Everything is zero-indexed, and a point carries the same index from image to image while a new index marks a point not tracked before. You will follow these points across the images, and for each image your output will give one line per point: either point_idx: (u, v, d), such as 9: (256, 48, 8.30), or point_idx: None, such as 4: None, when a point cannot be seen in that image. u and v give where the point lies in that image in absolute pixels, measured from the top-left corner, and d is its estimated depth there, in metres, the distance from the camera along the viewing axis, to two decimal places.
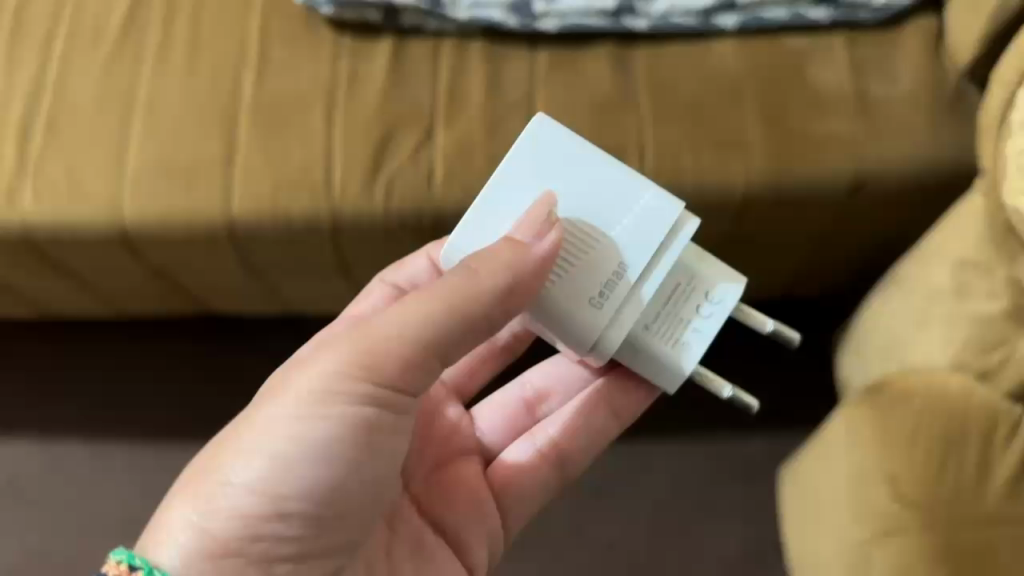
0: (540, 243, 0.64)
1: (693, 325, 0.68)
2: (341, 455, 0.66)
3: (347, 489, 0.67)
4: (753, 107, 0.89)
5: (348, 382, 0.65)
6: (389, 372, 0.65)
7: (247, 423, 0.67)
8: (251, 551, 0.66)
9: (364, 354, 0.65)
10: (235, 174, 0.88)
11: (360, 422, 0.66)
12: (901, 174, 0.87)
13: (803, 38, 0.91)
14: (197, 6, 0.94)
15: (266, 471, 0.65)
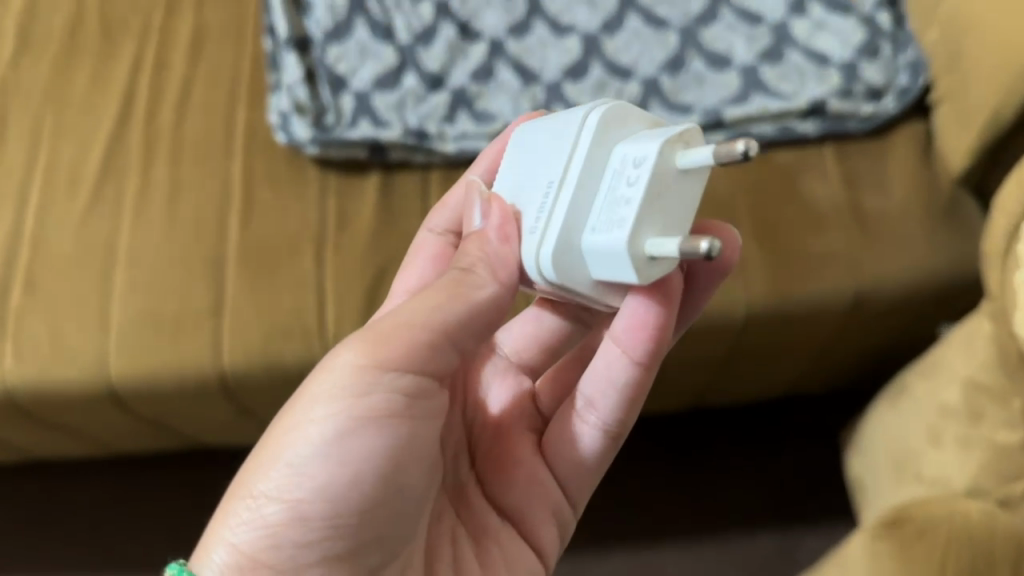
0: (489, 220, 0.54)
1: (624, 197, 0.46)
2: (372, 450, 0.54)
3: (385, 481, 0.55)
4: (747, 227, 0.87)
5: (353, 371, 0.53)
6: (395, 355, 0.53)
7: (264, 437, 0.56)
8: (291, 562, 0.54)
9: (368, 337, 0.54)
10: (226, 322, 0.85)
11: (387, 415, 0.54)
12: (901, 288, 0.86)
13: (793, 153, 0.90)
14: (177, 148, 0.92)
15: (285, 478, 0.54)
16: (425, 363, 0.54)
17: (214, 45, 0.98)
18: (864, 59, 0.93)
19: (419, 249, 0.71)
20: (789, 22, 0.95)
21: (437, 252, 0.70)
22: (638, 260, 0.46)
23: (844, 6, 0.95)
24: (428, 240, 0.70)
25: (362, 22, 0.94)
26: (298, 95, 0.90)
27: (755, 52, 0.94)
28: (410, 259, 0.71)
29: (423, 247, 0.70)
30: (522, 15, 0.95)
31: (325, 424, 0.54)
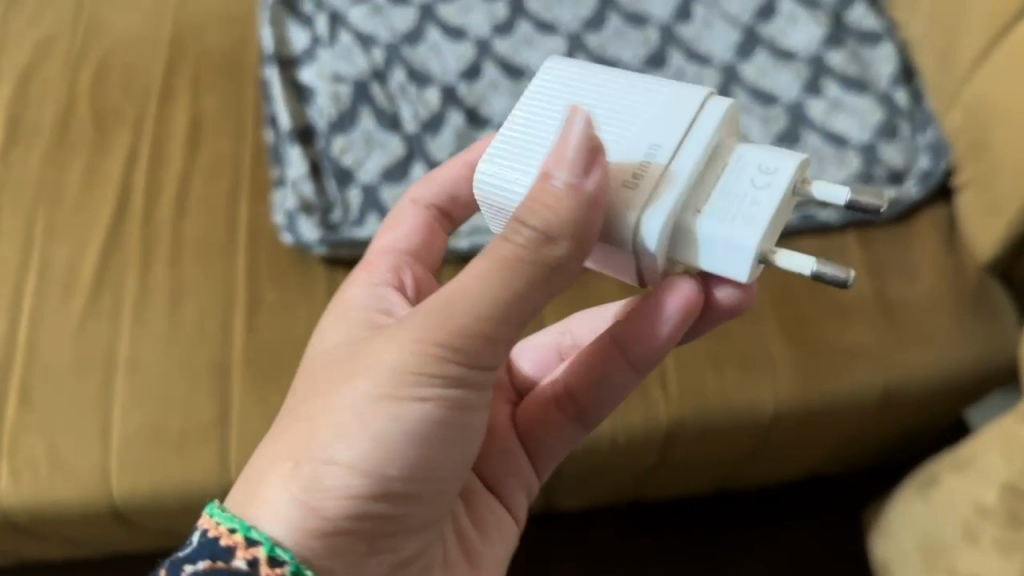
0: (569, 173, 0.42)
1: (746, 196, 0.44)
2: (446, 431, 0.50)
3: (450, 460, 0.51)
4: (771, 321, 0.84)
5: (426, 354, 0.47)
6: (475, 347, 0.47)
7: (323, 404, 0.51)
8: (360, 530, 0.50)
9: (442, 318, 0.47)
10: (232, 434, 0.81)
11: (459, 401, 0.49)
12: (933, 384, 0.83)
13: (816, 241, 0.87)
14: (177, 246, 0.88)
15: (354, 453, 0.49)
16: (498, 355, 0.48)
17: (211, 134, 0.94)
18: (882, 140, 0.90)
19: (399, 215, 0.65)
20: (804, 102, 0.93)
21: (421, 225, 0.64)
22: (755, 266, 0.43)
23: (860, 84, 0.93)
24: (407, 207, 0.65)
25: (368, 112, 0.92)
26: (304, 192, 0.88)
27: (771, 135, 0.91)
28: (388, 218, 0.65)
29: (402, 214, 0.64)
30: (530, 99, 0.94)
31: (396, 403, 0.48)
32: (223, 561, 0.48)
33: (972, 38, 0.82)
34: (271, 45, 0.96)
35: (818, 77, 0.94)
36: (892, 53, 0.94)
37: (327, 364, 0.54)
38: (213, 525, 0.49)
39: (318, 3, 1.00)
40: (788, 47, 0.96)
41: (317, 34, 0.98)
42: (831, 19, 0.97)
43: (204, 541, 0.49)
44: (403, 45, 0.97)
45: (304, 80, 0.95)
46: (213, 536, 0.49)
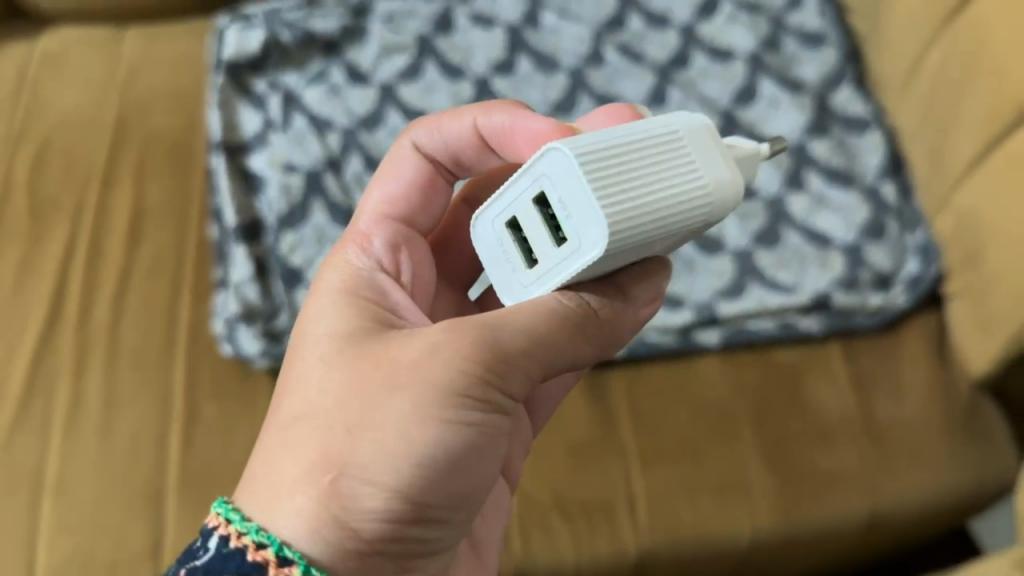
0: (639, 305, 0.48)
1: None
2: (484, 455, 0.47)
3: (484, 483, 0.48)
4: (749, 440, 0.78)
5: (478, 377, 0.44)
6: (517, 368, 0.45)
7: (356, 421, 0.45)
8: (392, 551, 0.46)
9: (495, 337, 0.44)
10: (165, 563, 0.75)
11: (497, 428, 0.46)
12: (920, 511, 0.77)
13: (795, 351, 0.81)
14: (113, 353, 0.83)
15: (394, 477, 0.44)
16: (536, 376, 0.46)
17: (156, 225, 0.89)
18: (868, 240, 0.85)
19: (400, 165, 0.59)
20: (785, 197, 0.87)
21: (422, 179, 0.58)
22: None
23: (844, 176, 0.88)
24: (408, 157, 0.58)
25: (320, 206, 0.86)
26: (248, 295, 0.81)
27: (751, 234, 0.85)
28: (383, 169, 0.59)
29: (401, 166, 0.58)
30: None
31: (442, 428, 0.44)
32: None
33: (960, 144, 0.77)
34: (218, 131, 0.90)
35: (799, 169, 0.88)
36: (879, 142, 0.89)
37: (344, 365, 0.47)
38: (238, 535, 0.45)
39: (271, 82, 0.94)
40: (768, 134, 0.91)
41: (270, 116, 0.92)
42: (814, 104, 0.92)
43: (231, 551, 0.44)
44: (361, 129, 0.91)
45: (255, 168, 0.90)
46: (240, 546, 0.45)
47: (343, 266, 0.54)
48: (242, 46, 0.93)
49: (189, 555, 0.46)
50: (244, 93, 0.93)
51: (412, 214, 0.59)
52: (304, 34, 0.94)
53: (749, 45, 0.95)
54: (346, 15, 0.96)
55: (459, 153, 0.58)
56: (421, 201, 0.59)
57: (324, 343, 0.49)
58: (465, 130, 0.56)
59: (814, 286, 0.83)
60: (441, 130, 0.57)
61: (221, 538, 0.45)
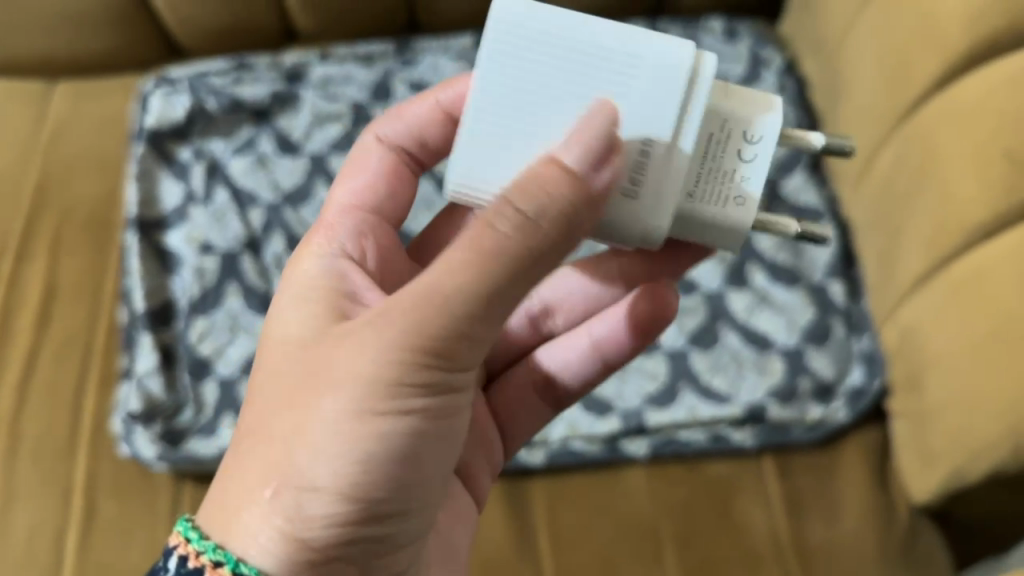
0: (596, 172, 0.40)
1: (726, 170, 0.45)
2: (432, 437, 0.43)
3: (439, 461, 0.45)
4: (674, 563, 0.72)
5: (412, 366, 0.40)
6: (455, 350, 0.41)
7: (295, 426, 0.42)
8: (353, 550, 0.44)
9: (427, 319, 0.40)
10: None
11: (443, 409, 0.43)
12: None
13: (726, 466, 0.75)
14: (12, 441, 0.78)
15: (339, 481, 0.42)
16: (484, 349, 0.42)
17: (67, 304, 0.84)
18: (811, 345, 0.79)
19: (364, 161, 0.56)
20: (726, 295, 0.82)
21: (388, 171, 0.56)
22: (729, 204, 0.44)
23: (789, 276, 0.82)
24: (372, 150, 0.56)
25: (235, 290, 0.82)
26: (150, 389, 0.77)
27: (687, 333, 0.80)
28: (348, 168, 0.56)
29: (365, 160, 0.56)
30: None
31: (381, 420, 0.41)
32: None
33: (908, 259, 0.72)
34: (134, 206, 0.85)
35: (743, 263, 0.83)
36: (833, 237, 0.84)
37: (291, 367, 0.45)
38: (196, 555, 0.43)
39: (196, 149, 0.89)
40: None
41: (192, 189, 0.87)
42: (764, 191, 0.87)
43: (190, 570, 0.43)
44: (285, 206, 0.87)
45: (172, 246, 0.85)
46: (197, 566, 0.43)
47: (305, 259, 0.51)
48: (166, 112, 0.88)
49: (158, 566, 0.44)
50: (166, 161, 0.88)
51: (382, 207, 0.56)
52: (231, 101, 0.90)
53: None
54: (279, 81, 0.92)
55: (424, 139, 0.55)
56: (389, 194, 0.56)
57: (282, 344, 0.47)
58: (429, 112, 0.55)
59: (751, 396, 0.77)
60: (404, 116, 0.55)
61: (181, 558, 0.44)
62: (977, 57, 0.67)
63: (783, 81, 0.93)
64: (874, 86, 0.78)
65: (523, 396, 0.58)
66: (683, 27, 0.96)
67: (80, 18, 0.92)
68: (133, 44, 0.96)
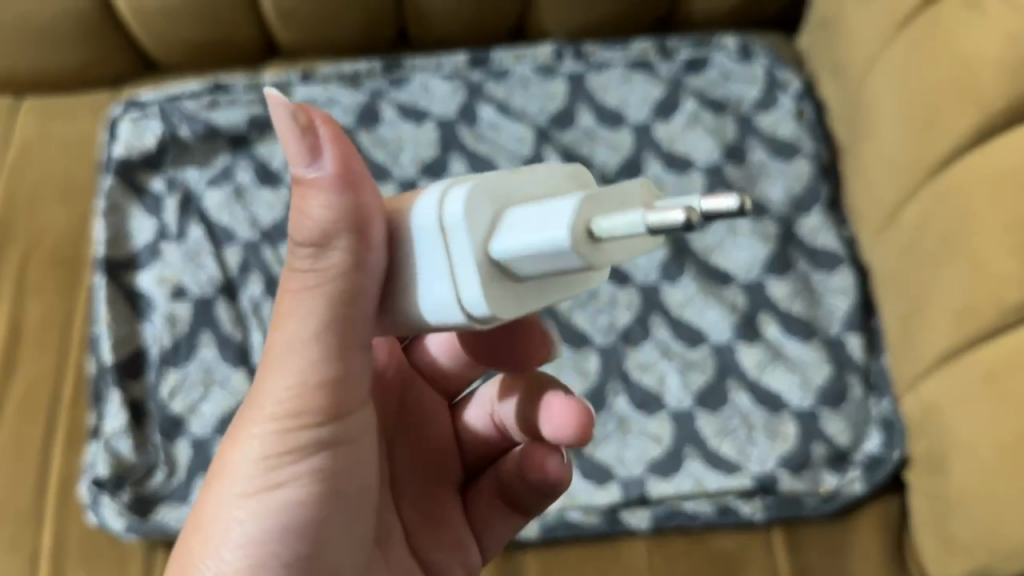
0: (319, 166, 0.35)
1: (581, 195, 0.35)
2: (319, 501, 0.42)
3: (338, 525, 0.43)
4: None
5: (274, 439, 0.40)
6: (314, 414, 0.40)
7: (191, 521, 0.43)
8: None
9: (278, 387, 0.39)
10: None
11: (324, 470, 0.42)
12: None
13: (733, 540, 0.70)
14: None
15: (234, 566, 0.41)
16: (359, 404, 0.42)
17: (32, 352, 0.78)
18: (825, 407, 0.75)
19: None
20: (736, 348, 0.76)
21: None
22: (579, 240, 0.33)
23: (804, 331, 0.77)
24: None
25: (210, 338, 0.77)
26: (120, 451, 0.73)
27: (693, 393, 0.75)
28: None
29: None
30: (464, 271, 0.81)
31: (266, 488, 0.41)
32: None
33: (936, 324, 0.66)
34: (102, 246, 0.79)
35: (756, 314, 0.78)
36: (849, 282, 0.79)
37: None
38: None
39: (168, 180, 0.83)
40: (724, 268, 0.80)
41: (164, 224, 0.81)
42: (779, 229, 0.81)
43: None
44: (263, 244, 0.81)
45: (143, 288, 0.79)
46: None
47: None
48: (136, 142, 0.82)
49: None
50: (137, 194, 0.82)
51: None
52: (206, 128, 0.83)
53: (711, 156, 0.85)
54: (257, 104, 0.84)
55: None
56: None
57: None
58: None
59: (761, 465, 0.72)
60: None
61: None
62: (1016, 114, 0.61)
63: (800, 105, 0.87)
64: (899, 132, 0.72)
65: (492, 508, 0.55)
66: (694, 44, 0.90)
67: (45, 35, 0.84)
68: (103, 60, 0.88)
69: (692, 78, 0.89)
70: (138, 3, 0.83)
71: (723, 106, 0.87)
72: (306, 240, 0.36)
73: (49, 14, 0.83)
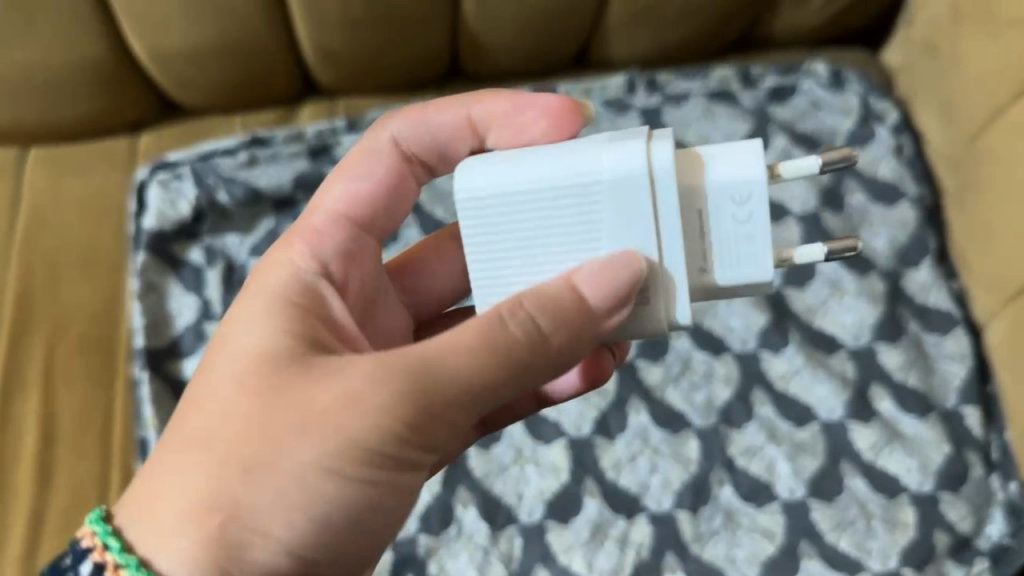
0: (608, 304, 0.40)
1: (740, 229, 0.41)
2: (379, 503, 0.41)
3: (377, 526, 0.42)
4: None
5: (388, 438, 0.40)
6: (437, 427, 0.40)
7: (245, 454, 0.40)
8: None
9: (427, 391, 0.40)
10: None
11: (402, 483, 0.42)
12: None
13: None
14: None
15: (274, 523, 0.40)
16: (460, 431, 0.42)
17: (69, 456, 0.69)
18: (946, 491, 0.69)
19: (372, 157, 0.52)
20: (848, 427, 0.70)
21: (392, 178, 0.52)
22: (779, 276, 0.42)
23: (920, 407, 0.71)
24: (383, 150, 0.52)
25: None
26: None
27: (805, 480, 0.69)
28: (348, 161, 0.52)
29: (372, 164, 0.51)
30: None
31: (339, 493, 0.40)
32: None
33: None
34: (141, 334, 0.71)
35: (867, 386, 0.72)
36: (965, 346, 0.72)
37: (261, 398, 0.42)
38: (116, 566, 0.41)
39: (207, 249, 0.75)
40: (827, 331, 0.73)
41: (208, 300, 0.73)
42: (887, 287, 0.74)
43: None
44: None
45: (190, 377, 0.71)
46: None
47: (284, 266, 0.49)
48: (169, 210, 0.74)
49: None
50: (173, 267, 0.74)
51: (373, 218, 0.52)
52: (248, 193, 0.75)
53: (807, 203, 0.77)
54: (301, 157, 0.76)
55: (439, 145, 0.51)
56: (388, 201, 0.52)
57: (244, 359, 0.44)
58: (456, 122, 0.50)
59: (882, 560, 0.67)
60: (426, 118, 0.51)
61: (96, 565, 0.41)
62: None
63: (899, 139, 0.78)
64: None
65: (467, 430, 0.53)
66: (779, 68, 0.80)
67: (53, 84, 0.74)
68: (120, 105, 0.78)
69: (777, 109, 0.80)
70: (157, 45, 0.72)
71: (815, 141, 0.79)
72: (535, 305, 0.40)
73: (57, 62, 0.72)
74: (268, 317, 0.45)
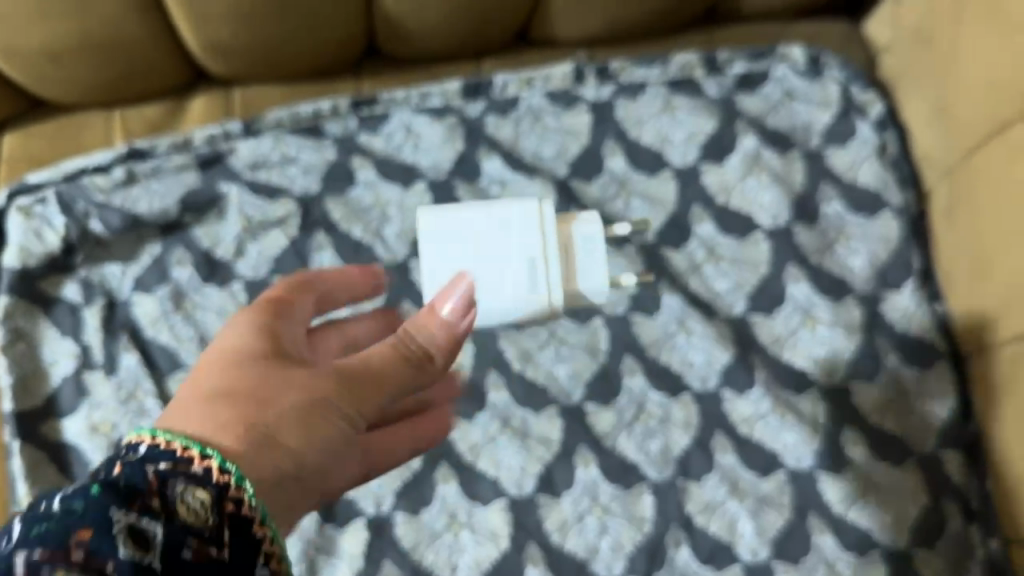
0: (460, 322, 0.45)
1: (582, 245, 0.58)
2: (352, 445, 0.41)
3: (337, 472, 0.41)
4: None
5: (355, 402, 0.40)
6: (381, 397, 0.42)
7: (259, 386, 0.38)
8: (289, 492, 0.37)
9: (367, 359, 0.42)
10: None
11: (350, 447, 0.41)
12: None
13: None
14: None
15: (295, 438, 0.37)
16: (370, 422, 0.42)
17: None
18: (920, 548, 0.62)
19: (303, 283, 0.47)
20: (818, 478, 0.63)
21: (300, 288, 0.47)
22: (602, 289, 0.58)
23: (895, 454, 0.64)
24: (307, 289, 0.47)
25: None
26: None
27: (769, 541, 0.62)
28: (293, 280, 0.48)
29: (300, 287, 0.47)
30: (467, 377, 0.66)
31: (328, 436, 0.39)
32: (167, 463, 0.32)
33: None
34: (8, 399, 0.62)
35: (838, 431, 0.64)
36: (948, 383, 0.65)
37: (259, 369, 0.39)
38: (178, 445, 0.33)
39: (83, 284, 0.64)
40: (797, 367, 0.66)
41: (86, 346, 0.63)
42: (863, 312, 0.66)
43: (165, 451, 0.33)
44: None
45: (71, 440, 0.61)
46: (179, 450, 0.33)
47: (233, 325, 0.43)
48: (34, 245, 0.63)
49: (126, 487, 0.30)
50: (44, 308, 0.64)
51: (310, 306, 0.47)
52: (126, 221, 0.64)
53: (777, 215, 0.68)
54: (190, 169, 0.66)
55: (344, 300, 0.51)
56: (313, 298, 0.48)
57: (222, 348, 0.41)
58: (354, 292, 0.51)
59: None
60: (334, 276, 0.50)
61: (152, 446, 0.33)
62: None
63: (882, 136, 0.69)
64: None
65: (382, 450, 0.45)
66: (749, 53, 0.70)
67: None
68: None
69: (745, 98, 0.70)
70: (8, 47, 0.60)
71: (787, 138, 0.69)
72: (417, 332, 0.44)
73: None
74: (236, 322, 0.42)
